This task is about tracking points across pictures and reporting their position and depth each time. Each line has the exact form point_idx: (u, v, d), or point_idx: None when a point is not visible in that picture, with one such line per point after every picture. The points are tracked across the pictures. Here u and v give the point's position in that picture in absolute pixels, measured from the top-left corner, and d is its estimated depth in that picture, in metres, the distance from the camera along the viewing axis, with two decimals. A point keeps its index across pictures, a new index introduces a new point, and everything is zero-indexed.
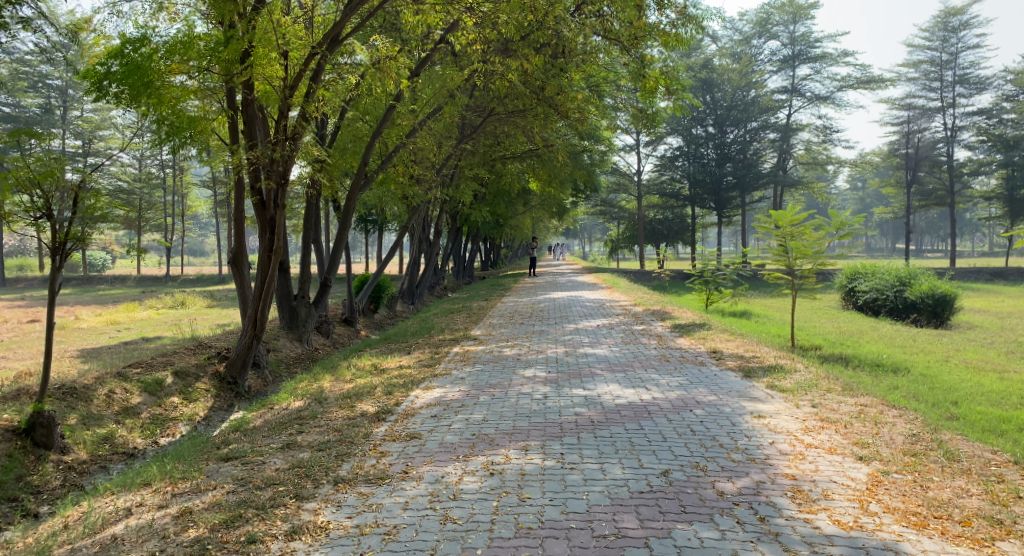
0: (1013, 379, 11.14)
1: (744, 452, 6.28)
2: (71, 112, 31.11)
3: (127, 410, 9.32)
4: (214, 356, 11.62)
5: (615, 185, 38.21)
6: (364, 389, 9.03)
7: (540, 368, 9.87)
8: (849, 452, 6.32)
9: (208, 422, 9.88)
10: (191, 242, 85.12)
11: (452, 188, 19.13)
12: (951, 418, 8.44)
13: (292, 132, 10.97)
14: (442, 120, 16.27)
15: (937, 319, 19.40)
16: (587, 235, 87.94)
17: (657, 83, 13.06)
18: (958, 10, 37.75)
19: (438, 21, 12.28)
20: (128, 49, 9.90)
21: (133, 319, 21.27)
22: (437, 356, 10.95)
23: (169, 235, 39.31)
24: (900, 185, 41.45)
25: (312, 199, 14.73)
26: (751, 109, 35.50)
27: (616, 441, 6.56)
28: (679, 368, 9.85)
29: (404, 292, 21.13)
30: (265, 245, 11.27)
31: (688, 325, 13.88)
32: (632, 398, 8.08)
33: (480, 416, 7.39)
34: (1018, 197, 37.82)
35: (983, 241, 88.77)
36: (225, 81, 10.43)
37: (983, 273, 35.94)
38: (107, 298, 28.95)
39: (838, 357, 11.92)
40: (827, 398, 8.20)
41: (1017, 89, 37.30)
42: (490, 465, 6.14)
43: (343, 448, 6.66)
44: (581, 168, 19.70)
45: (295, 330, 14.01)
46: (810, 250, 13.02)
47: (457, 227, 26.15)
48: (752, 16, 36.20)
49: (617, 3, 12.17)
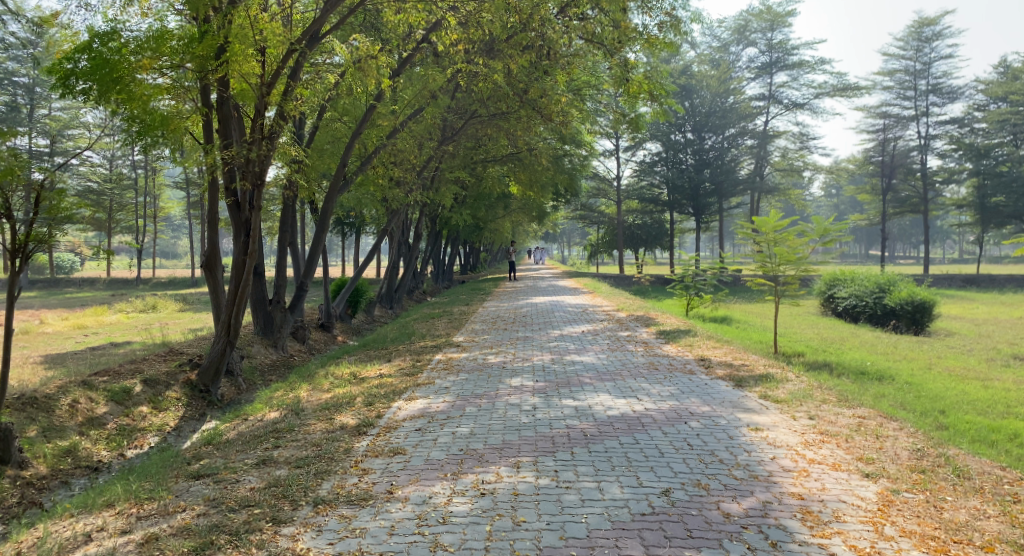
0: (998, 387, 10.98)
1: (746, 468, 6.00)
2: (39, 110, 30.34)
3: (92, 420, 8.90)
4: (185, 362, 11.17)
5: (594, 190, 37.75)
6: (343, 400, 8.63)
7: (526, 376, 9.51)
8: (854, 468, 6.07)
9: (179, 433, 9.47)
10: (163, 244, 83.94)
11: (432, 191, 18.75)
12: (940, 427, 8.23)
13: (268, 131, 10.57)
14: (423, 121, 15.94)
15: (915, 325, 19.30)
16: (565, 240, 87.78)
17: (641, 88, 12.74)
18: (931, 20, 38.07)
19: (422, 21, 11.97)
20: (96, 43, 9.48)
21: (101, 323, 20.67)
22: (419, 364, 10.58)
23: (139, 237, 38.59)
24: (875, 192, 41.53)
25: (288, 202, 14.34)
26: (729, 115, 35.53)
27: (611, 457, 6.26)
28: (669, 377, 9.56)
29: (383, 297, 20.81)
30: (240, 248, 10.85)
31: (673, 331, 13.61)
32: (624, 409, 7.77)
33: (467, 429, 7.06)
34: (989, 205, 38.20)
35: (952, 248, 89.96)
36: (199, 77, 10.10)
37: (956, 280, 36.16)
38: (74, 302, 28.22)
39: (823, 364, 11.72)
40: (822, 410, 7.95)
41: (988, 99, 37.69)
42: (481, 484, 5.80)
43: (323, 465, 6.29)
44: (563, 172, 19.42)
45: (269, 335, 13.56)
46: (793, 255, 12.74)
47: (437, 230, 25.73)
48: (730, 23, 36.23)
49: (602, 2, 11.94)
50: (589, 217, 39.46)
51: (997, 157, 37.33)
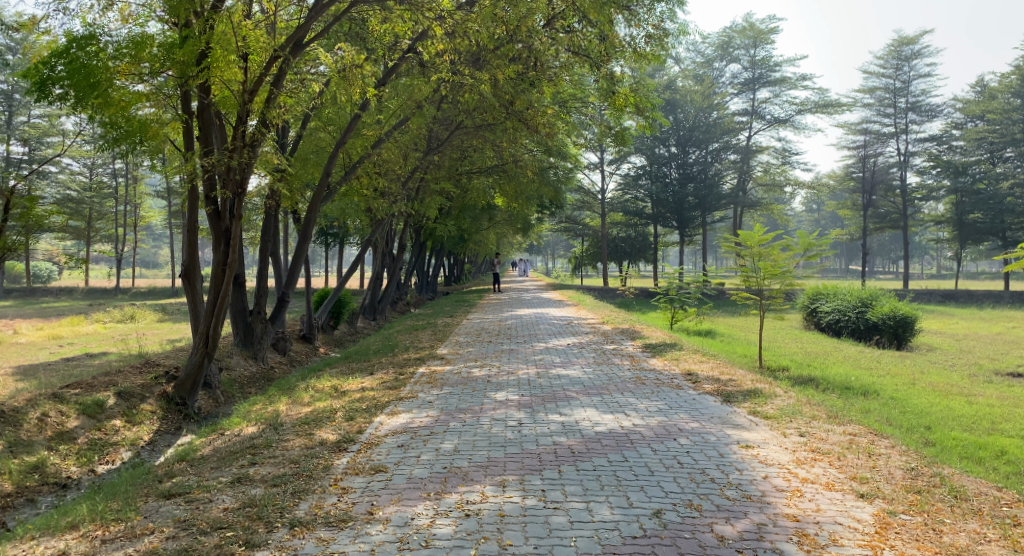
0: (982, 403, 10.90)
1: (738, 488, 5.85)
2: (18, 117, 29.91)
3: (62, 435, 8.70)
4: (162, 375, 10.86)
5: (579, 203, 37.61)
6: (324, 414, 8.40)
7: (511, 391, 9.33)
8: (848, 487, 5.93)
9: (153, 447, 9.24)
10: (144, 253, 83.35)
11: (417, 202, 18.56)
12: (928, 444, 8.11)
13: (251, 140, 10.36)
14: (408, 131, 15.78)
15: (898, 340, 19.30)
16: (549, 252, 87.61)
17: (627, 101, 12.58)
18: (910, 40, 38.45)
19: (407, 31, 11.83)
20: (74, 48, 9.22)
21: (77, 333, 20.31)
22: (402, 378, 10.33)
23: (121, 246, 38.25)
24: (855, 208, 41.72)
25: (271, 211, 14.12)
26: (713, 130, 35.66)
27: (600, 476, 6.07)
28: (656, 392, 9.38)
29: (365, 308, 20.62)
30: (220, 258, 10.58)
31: (659, 345, 13.46)
32: (612, 425, 7.59)
33: (451, 446, 6.85)
34: (967, 222, 38.13)
35: (931, 264, 90.60)
36: (180, 84, 9.89)
37: (935, 295, 36.34)
38: (51, 312, 27.73)
39: (808, 378, 11.62)
40: (813, 426, 7.82)
41: (966, 117, 38.09)
42: (465, 505, 5.61)
43: (300, 484, 6.05)
44: (548, 185, 19.26)
45: (249, 347, 13.29)
46: (778, 269, 12.63)
47: (421, 241, 25.49)
48: (714, 39, 36.35)
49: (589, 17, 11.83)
50: (574, 229, 39.27)
51: (974, 174, 37.66)
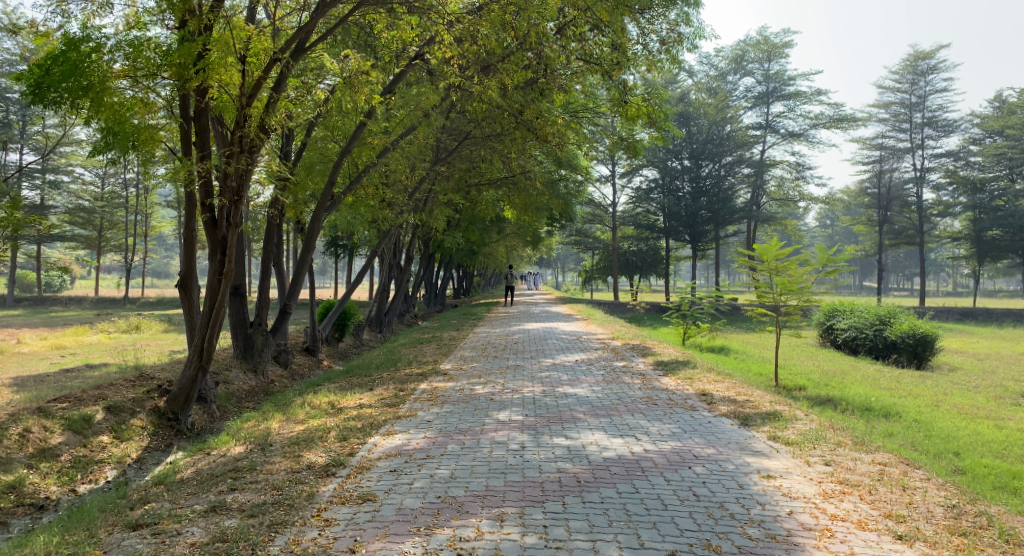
0: (1012, 427, 10.28)
1: (761, 526, 5.37)
2: (30, 126, 29.73)
3: (44, 452, 8.24)
4: (154, 388, 10.39)
5: (590, 215, 37.03)
6: (316, 433, 7.91)
7: (515, 411, 8.78)
8: (883, 527, 5.42)
9: (140, 465, 8.77)
10: (154, 262, 83.48)
11: (425, 213, 18.06)
12: (958, 471, 7.52)
13: (249, 145, 9.84)
14: (416, 141, 15.24)
15: (917, 359, 18.73)
16: (560, 265, 87.02)
17: (639, 112, 11.99)
18: (926, 54, 37.91)
19: (415, 36, 11.35)
20: (67, 49, 8.78)
21: (81, 344, 19.95)
22: (402, 395, 9.82)
23: (130, 256, 38.01)
24: (871, 223, 40.87)
25: (273, 220, 13.62)
26: (726, 143, 35.28)
27: (608, 510, 5.57)
28: (669, 414, 8.84)
29: (372, 321, 20.13)
30: (215, 267, 10.03)
31: (671, 362, 12.89)
32: (622, 450, 7.05)
33: (447, 471, 6.35)
34: (985, 239, 37.36)
35: (947, 282, 89.36)
36: (178, 87, 9.41)
37: (953, 313, 35.57)
38: (58, 322, 27.33)
39: (826, 398, 11.02)
40: (838, 455, 7.25)
41: (984, 133, 37.36)
42: (457, 543, 5.16)
43: (279, 515, 5.60)
44: (558, 197, 18.68)
45: (249, 360, 12.79)
46: (795, 285, 12.06)
47: (429, 254, 25.01)
48: (727, 52, 35.92)
49: (600, 24, 11.31)
50: (584, 242, 38.58)
51: (992, 191, 37.05)
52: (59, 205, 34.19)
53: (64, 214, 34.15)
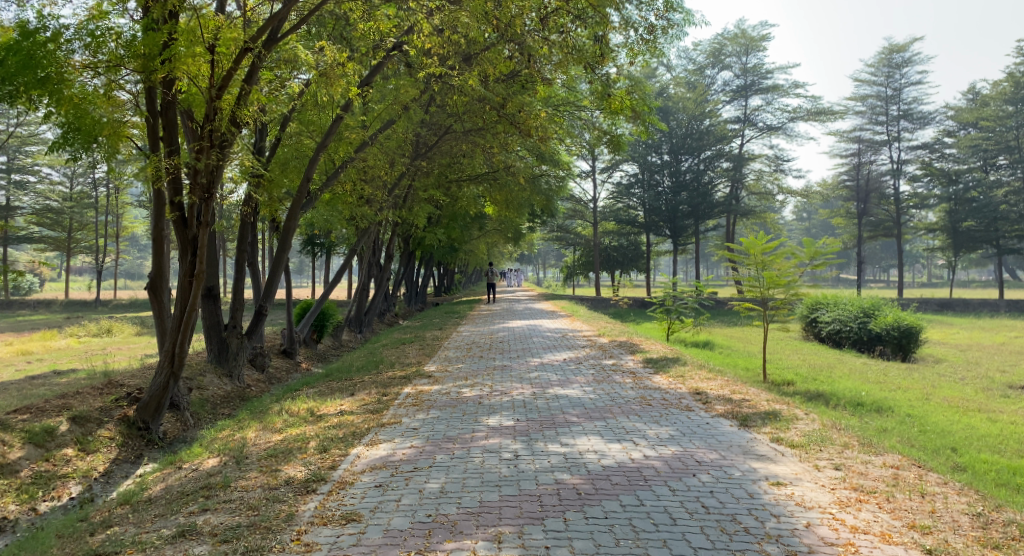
0: (1006, 421, 10.03)
1: (780, 542, 5.03)
2: None
3: (2, 468, 7.66)
4: (123, 397, 9.83)
5: (570, 211, 36.63)
6: (294, 444, 7.42)
7: (505, 415, 8.36)
8: (909, 541, 5.11)
9: (107, 479, 8.26)
10: (127, 263, 81.85)
11: (405, 211, 17.48)
12: (959, 469, 7.17)
13: (220, 139, 9.23)
14: (394, 136, 14.67)
15: (902, 352, 18.42)
16: (540, 261, 86.96)
17: (623, 104, 11.51)
18: (901, 47, 37.84)
19: (392, 27, 10.79)
20: (21, 40, 8.21)
21: (49, 349, 19.21)
22: (386, 400, 9.34)
23: (102, 257, 37.01)
24: (849, 215, 40.96)
25: (247, 218, 13.01)
26: (705, 138, 34.73)
27: (614, 527, 5.19)
28: (665, 416, 8.45)
29: (351, 320, 19.59)
30: (186, 268, 9.49)
31: (660, 359, 12.52)
32: (621, 457, 6.65)
33: (437, 486, 5.91)
34: (961, 230, 37.37)
35: (922, 273, 90.05)
36: (145, 79, 8.79)
37: (931, 303, 35.64)
38: (26, 326, 26.50)
39: (818, 394, 10.71)
40: (847, 458, 6.89)
41: (959, 125, 37.37)
42: None
43: (255, 540, 5.16)
44: (540, 194, 18.22)
45: (224, 364, 12.24)
46: (782, 279, 11.61)
47: (409, 251, 24.55)
48: (704, 46, 35.62)
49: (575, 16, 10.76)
50: (565, 238, 38.18)
51: (966, 182, 36.90)
52: (25, 205, 33.23)
53: (31, 215, 33.17)
